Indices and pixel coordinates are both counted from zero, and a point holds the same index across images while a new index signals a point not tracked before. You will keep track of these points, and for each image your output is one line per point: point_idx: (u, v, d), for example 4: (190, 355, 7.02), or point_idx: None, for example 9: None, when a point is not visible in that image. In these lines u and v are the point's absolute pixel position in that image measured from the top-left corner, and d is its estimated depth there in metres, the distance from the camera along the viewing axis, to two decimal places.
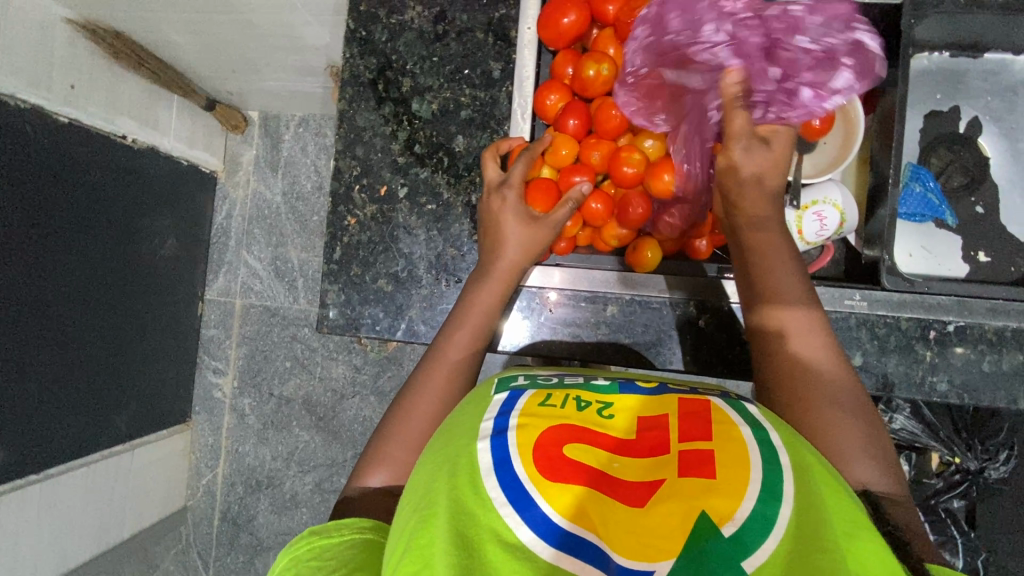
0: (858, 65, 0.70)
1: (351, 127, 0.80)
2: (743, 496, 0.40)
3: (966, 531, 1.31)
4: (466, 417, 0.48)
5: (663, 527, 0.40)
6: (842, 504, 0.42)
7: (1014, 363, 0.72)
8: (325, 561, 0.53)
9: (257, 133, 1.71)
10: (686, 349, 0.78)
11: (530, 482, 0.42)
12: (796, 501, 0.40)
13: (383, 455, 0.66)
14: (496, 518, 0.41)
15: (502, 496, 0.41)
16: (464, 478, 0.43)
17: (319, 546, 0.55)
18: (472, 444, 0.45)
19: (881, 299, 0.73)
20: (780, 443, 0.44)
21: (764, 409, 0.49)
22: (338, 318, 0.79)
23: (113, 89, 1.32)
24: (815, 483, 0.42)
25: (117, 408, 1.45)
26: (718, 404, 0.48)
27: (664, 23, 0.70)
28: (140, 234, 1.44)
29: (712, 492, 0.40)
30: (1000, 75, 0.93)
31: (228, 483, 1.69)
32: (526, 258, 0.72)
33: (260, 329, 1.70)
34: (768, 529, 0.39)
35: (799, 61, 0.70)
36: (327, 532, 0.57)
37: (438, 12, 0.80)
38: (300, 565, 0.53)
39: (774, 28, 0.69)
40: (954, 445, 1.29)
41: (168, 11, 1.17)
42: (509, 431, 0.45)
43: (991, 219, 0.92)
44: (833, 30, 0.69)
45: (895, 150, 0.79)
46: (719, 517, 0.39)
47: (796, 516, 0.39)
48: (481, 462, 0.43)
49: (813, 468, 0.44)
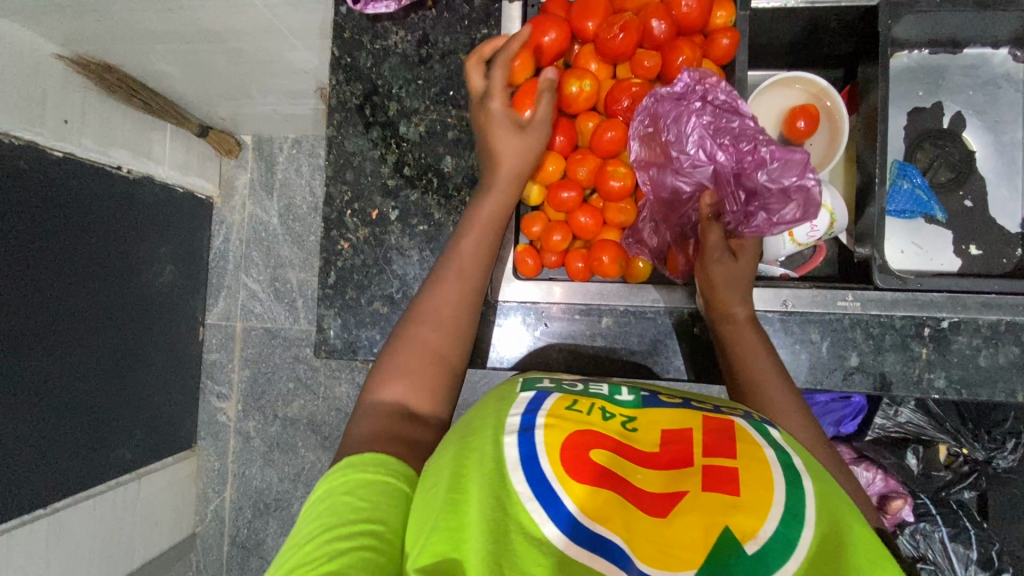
0: (804, 202, 0.70)
1: (340, 152, 0.81)
2: (766, 516, 0.40)
3: (979, 521, 1.30)
4: (491, 413, 0.49)
5: (686, 538, 0.40)
6: (868, 533, 0.41)
7: (1010, 356, 0.72)
8: (360, 501, 0.52)
9: (251, 156, 1.72)
10: (683, 357, 0.78)
11: (557, 482, 0.42)
12: (819, 526, 0.40)
13: (395, 372, 0.65)
14: (522, 513, 0.41)
15: (528, 491, 0.42)
16: (492, 470, 0.44)
17: (354, 480, 0.54)
18: (498, 440, 0.45)
19: (873, 299, 0.74)
20: (803, 469, 0.43)
21: (787, 434, 0.48)
22: (335, 342, 0.80)
23: (106, 122, 1.33)
24: (841, 511, 0.41)
25: (122, 437, 1.45)
26: (742, 425, 0.47)
27: (668, 112, 0.72)
28: (137, 264, 1.45)
29: (734, 509, 0.40)
30: (981, 69, 0.94)
31: (235, 507, 1.69)
32: (522, 166, 0.71)
33: (263, 351, 1.70)
34: (789, 551, 0.38)
35: (762, 184, 0.71)
36: (362, 465, 0.55)
37: (421, 35, 0.81)
38: (334, 497, 0.53)
39: (749, 153, 0.71)
40: (963, 436, 1.28)
41: (157, 43, 1.19)
42: (536, 429, 0.45)
43: (980, 212, 0.93)
44: (794, 171, 0.70)
45: (880, 149, 0.80)
46: (742, 534, 0.39)
47: (817, 540, 0.39)
48: (507, 457, 0.44)
49: (839, 496, 0.43)
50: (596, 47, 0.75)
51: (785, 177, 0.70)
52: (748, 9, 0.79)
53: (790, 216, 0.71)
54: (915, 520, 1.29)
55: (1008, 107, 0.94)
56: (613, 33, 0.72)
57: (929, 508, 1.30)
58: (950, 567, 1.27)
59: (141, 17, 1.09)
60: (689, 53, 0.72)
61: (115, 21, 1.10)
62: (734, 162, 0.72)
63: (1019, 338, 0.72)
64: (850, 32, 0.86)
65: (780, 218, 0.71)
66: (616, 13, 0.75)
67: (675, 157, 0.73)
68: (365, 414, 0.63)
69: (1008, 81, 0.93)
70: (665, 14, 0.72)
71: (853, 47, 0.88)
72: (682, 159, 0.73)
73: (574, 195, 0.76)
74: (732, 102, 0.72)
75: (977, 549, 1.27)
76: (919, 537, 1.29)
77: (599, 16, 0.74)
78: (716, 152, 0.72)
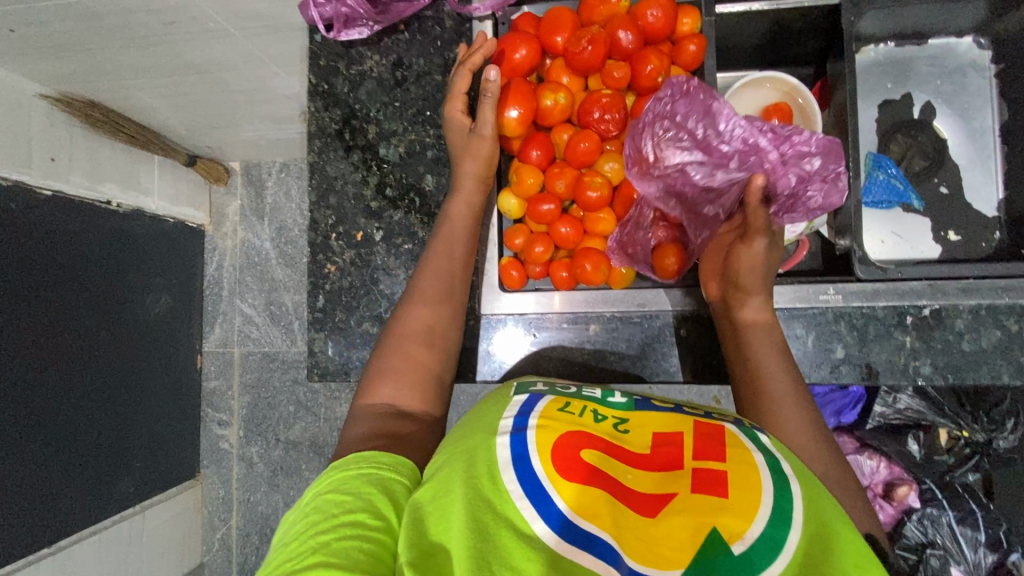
0: (827, 192, 0.73)
1: (322, 177, 0.82)
2: (753, 517, 0.40)
3: (987, 504, 1.29)
4: (486, 417, 0.50)
5: (674, 537, 0.40)
6: (854, 535, 0.41)
7: (993, 339, 0.73)
8: (343, 495, 0.52)
9: (240, 182, 1.73)
10: (672, 358, 0.79)
11: (547, 480, 0.43)
12: (806, 529, 0.40)
13: (386, 378, 0.67)
14: (512, 510, 0.42)
15: (519, 489, 0.43)
16: (482, 469, 0.44)
17: (335, 480, 0.55)
18: (490, 441, 0.46)
19: (855, 290, 0.75)
20: (792, 473, 0.44)
21: (776, 438, 0.49)
22: (329, 365, 0.80)
23: (93, 157, 1.35)
24: (830, 517, 0.42)
25: (124, 470, 1.45)
26: (731, 429, 0.48)
27: (702, 106, 0.71)
28: (132, 296, 1.45)
29: (723, 510, 0.41)
30: (948, 58, 0.96)
31: (242, 534, 1.68)
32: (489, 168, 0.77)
33: (261, 376, 1.70)
34: (777, 551, 0.39)
35: (803, 169, 0.72)
36: (345, 465, 0.56)
37: (396, 58, 0.82)
38: (317, 498, 0.53)
39: (790, 142, 0.72)
40: (962, 419, 1.29)
41: (140, 79, 1.20)
42: (528, 430, 0.46)
43: (957, 198, 0.95)
44: (832, 159, 0.73)
45: (851, 142, 0.81)
46: (729, 534, 0.39)
47: (804, 544, 0.39)
48: (499, 457, 0.45)
49: (827, 502, 0.43)
50: (566, 61, 0.77)
51: (826, 164, 0.73)
52: (713, 14, 0.81)
53: (817, 199, 0.74)
54: (922, 506, 1.30)
55: (977, 94, 0.96)
56: (581, 47, 0.74)
57: (935, 493, 1.30)
58: (959, 551, 1.27)
59: (121, 53, 1.10)
60: (657, 61, 0.74)
61: (97, 59, 1.12)
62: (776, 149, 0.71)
63: (1000, 321, 0.73)
64: (816, 30, 0.87)
65: (809, 200, 0.73)
66: (584, 27, 0.77)
67: (716, 146, 0.72)
68: (358, 419, 0.65)
69: (974, 68, 0.95)
70: (629, 25, 0.74)
71: (821, 45, 0.90)
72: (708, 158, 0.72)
73: (553, 208, 0.77)
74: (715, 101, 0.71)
75: (986, 531, 1.27)
76: (927, 523, 1.29)
77: (567, 31, 0.76)
78: (757, 139, 0.71)
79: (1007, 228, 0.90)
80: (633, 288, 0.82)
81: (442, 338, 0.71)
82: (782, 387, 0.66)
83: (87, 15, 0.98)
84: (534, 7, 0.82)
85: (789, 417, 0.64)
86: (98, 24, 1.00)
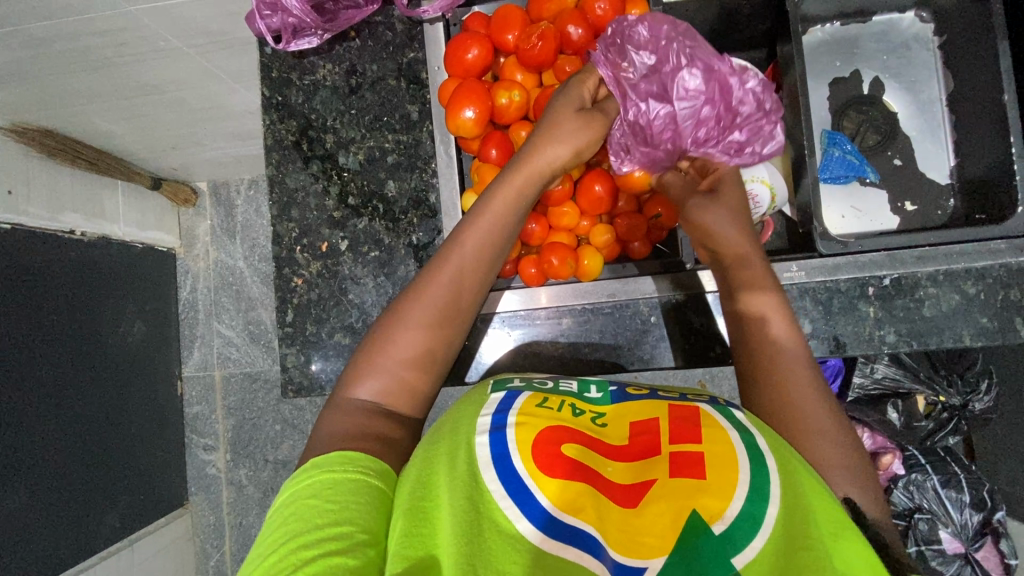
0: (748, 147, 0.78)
1: (282, 190, 0.81)
2: (731, 496, 0.43)
3: (968, 465, 1.33)
4: (467, 416, 0.52)
5: (655, 525, 0.43)
6: (830, 506, 0.44)
7: (952, 303, 0.75)
8: (328, 504, 0.50)
9: (209, 203, 1.70)
10: (646, 347, 0.80)
11: (529, 477, 0.45)
12: (781, 501, 0.43)
13: (362, 375, 0.61)
14: (496, 509, 0.44)
15: (501, 489, 0.45)
16: (463, 469, 0.46)
17: (317, 482, 0.52)
18: (472, 441, 0.48)
19: (816, 266, 0.77)
20: (767, 447, 0.47)
21: (749, 414, 0.52)
22: (302, 380, 0.79)
23: (52, 188, 1.31)
24: (802, 488, 0.45)
25: (108, 504, 1.41)
26: (706, 409, 0.51)
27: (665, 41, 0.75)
28: (105, 325, 1.42)
29: (701, 492, 0.44)
30: (891, 34, 0.98)
31: (237, 559, 1.64)
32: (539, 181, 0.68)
33: (244, 397, 1.68)
34: (755, 528, 0.42)
35: (738, 123, 0.77)
36: (329, 465, 0.53)
37: (349, 66, 0.81)
38: (297, 502, 0.51)
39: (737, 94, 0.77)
40: (937, 384, 1.32)
41: (95, 103, 1.18)
42: (508, 428, 0.48)
43: (911, 169, 0.97)
44: (761, 122, 0.78)
45: (804, 122, 0.83)
46: (709, 515, 0.43)
47: (781, 515, 0.42)
48: (480, 456, 0.47)
49: (801, 475, 0.46)
50: (519, 58, 0.78)
51: (756, 125, 0.78)
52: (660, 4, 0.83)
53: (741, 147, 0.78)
54: (906, 472, 1.33)
55: (922, 66, 0.97)
56: (531, 43, 0.74)
57: (919, 459, 1.33)
58: (946, 513, 1.30)
59: (73, 79, 1.08)
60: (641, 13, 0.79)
61: (47, 87, 1.09)
62: (721, 95, 0.76)
63: (958, 285, 0.75)
64: (764, 12, 0.89)
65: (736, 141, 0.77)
66: (534, 23, 0.78)
67: (676, 79, 0.75)
68: (336, 411, 0.60)
69: (917, 41, 0.97)
70: (578, 21, 0.75)
71: (770, 28, 0.92)
72: (680, 107, 0.75)
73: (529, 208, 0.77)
74: (676, 39, 0.74)
75: (970, 492, 1.30)
76: (913, 488, 1.32)
77: (518, 28, 0.76)
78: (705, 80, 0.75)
79: (960, 195, 0.93)
80: (602, 280, 0.83)
81: (437, 358, 0.63)
82: (792, 372, 0.60)
83: (32, 41, 0.95)
84: (484, 8, 0.83)
85: (796, 391, 0.58)
86: (47, 50, 0.98)
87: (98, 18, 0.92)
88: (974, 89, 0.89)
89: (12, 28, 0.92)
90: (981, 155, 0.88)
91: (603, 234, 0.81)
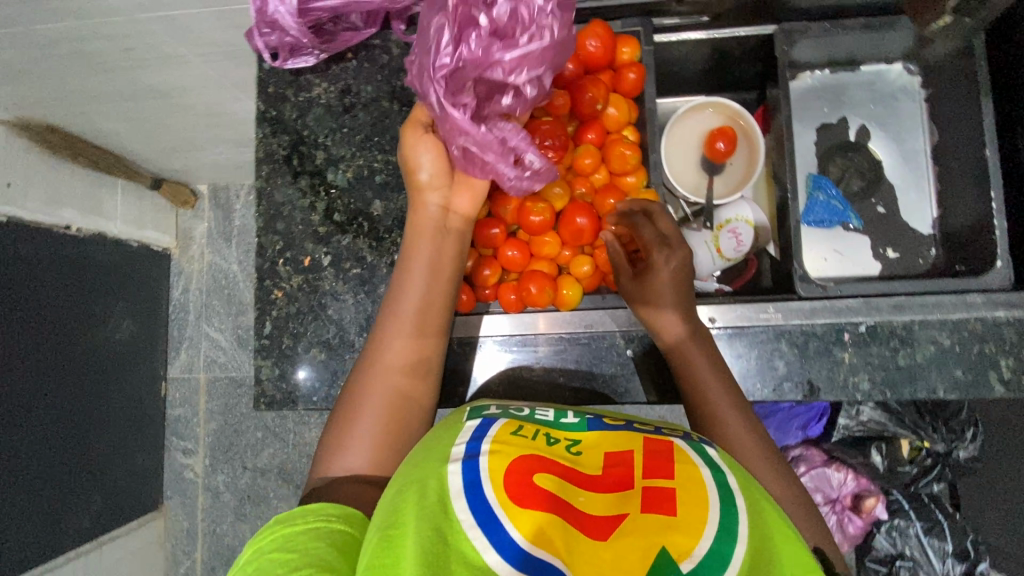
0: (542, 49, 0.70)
1: (270, 203, 0.82)
2: (700, 534, 0.43)
3: (953, 513, 1.31)
4: (439, 444, 0.52)
5: (626, 561, 0.42)
6: (796, 549, 0.44)
7: (926, 354, 0.75)
8: (289, 553, 0.49)
9: (207, 206, 1.71)
10: (621, 380, 0.80)
11: (500, 508, 0.45)
12: (749, 540, 0.43)
13: (350, 429, 0.66)
14: (466, 539, 0.44)
15: (470, 519, 0.45)
16: (433, 498, 0.46)
17: (279, 537, 0.52)
18: (443, 468, 0.48)
19: (794, 309, 0.77)
20: (737, 486, 0.47)
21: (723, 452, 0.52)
22: (275, 393, 0.79)
23: (52, 184, 1.32)
24: (767, 527, 0.45)
25: (80, 505, 1.39)
26: (679, 444, 0.51)
27: None
28: (91, 323, 1.41)
29: (671, 528, 0.43)
30: (879, 84, 1.00)
31: (208, 567, 1.62)
32: (428, 223, 0.74)
33: (227, 403, 1.67)
34: (725, 566, 0.41)
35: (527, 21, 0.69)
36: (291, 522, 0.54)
37: (344, 86, 0.83)
38: (259, 558, 0.50)
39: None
40: (922, 430, 1.28)
41: (103, 105, 1.20)
42: (481, 455, 0.48)
43: (894, 217, 0.98)
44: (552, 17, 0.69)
45: (788, 165, 0.84)
46: (678, 553, 0.42)
47: (749, 555, 0.42)
48: (452, 486, 0.47)
49: (768, 517, 0.46)
50: None
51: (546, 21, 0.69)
52: (651, 43, 0.85)
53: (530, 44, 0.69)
54: (889, 517, 1.31)
55: (907, 117, 1.00)
56: None
57: (902, 503, 1.31)
58: (928, 562, 1.29)
59: (79, 79, 1.09)
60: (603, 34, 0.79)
61: (52, 85, 1.11)
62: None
63: (934, 336, 0.75)
64: (754, 56, 0.92)
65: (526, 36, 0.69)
66: None
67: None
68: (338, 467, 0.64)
69: (904, 92, 0.99)
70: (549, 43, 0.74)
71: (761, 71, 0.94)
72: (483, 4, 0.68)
73: (500, 231, 0.82)
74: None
75: (952, 541, 1.29)
76: (895, 534, 1.31)
77: None
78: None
79: (941, 245, 0.94)
80: (580, 310, 0.83)
81: (430, 366, 0.71)
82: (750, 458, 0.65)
83: (44, 42, 0.97)
84: None
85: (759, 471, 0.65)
86: (54, 50, 0.99)
87: (107, 24, 0.93)
88: (957, 142, 0.90)
89: (21, 27, 0.93)
90: (962, 208, 0.90)
91: (583, 264, 0.82)
